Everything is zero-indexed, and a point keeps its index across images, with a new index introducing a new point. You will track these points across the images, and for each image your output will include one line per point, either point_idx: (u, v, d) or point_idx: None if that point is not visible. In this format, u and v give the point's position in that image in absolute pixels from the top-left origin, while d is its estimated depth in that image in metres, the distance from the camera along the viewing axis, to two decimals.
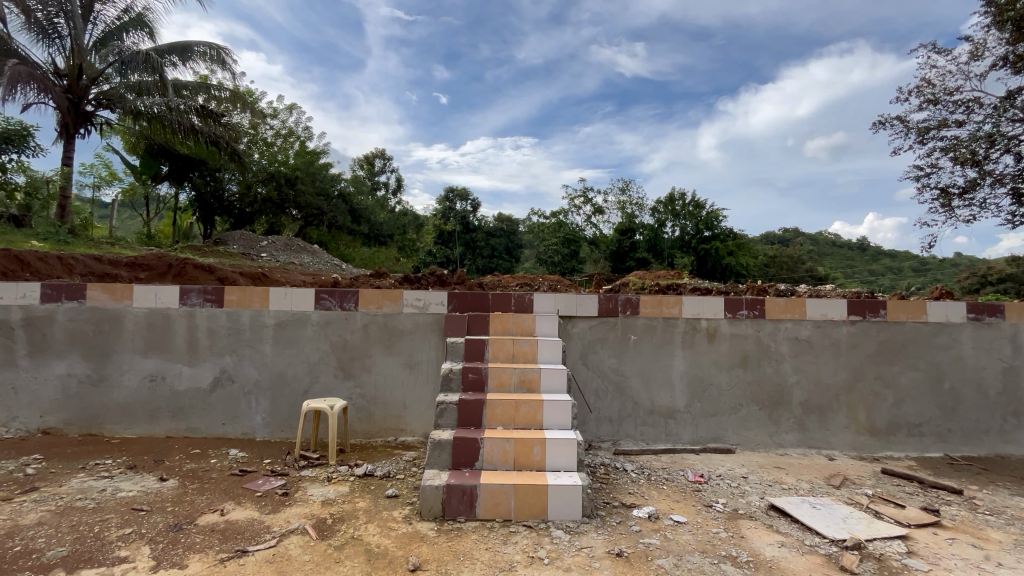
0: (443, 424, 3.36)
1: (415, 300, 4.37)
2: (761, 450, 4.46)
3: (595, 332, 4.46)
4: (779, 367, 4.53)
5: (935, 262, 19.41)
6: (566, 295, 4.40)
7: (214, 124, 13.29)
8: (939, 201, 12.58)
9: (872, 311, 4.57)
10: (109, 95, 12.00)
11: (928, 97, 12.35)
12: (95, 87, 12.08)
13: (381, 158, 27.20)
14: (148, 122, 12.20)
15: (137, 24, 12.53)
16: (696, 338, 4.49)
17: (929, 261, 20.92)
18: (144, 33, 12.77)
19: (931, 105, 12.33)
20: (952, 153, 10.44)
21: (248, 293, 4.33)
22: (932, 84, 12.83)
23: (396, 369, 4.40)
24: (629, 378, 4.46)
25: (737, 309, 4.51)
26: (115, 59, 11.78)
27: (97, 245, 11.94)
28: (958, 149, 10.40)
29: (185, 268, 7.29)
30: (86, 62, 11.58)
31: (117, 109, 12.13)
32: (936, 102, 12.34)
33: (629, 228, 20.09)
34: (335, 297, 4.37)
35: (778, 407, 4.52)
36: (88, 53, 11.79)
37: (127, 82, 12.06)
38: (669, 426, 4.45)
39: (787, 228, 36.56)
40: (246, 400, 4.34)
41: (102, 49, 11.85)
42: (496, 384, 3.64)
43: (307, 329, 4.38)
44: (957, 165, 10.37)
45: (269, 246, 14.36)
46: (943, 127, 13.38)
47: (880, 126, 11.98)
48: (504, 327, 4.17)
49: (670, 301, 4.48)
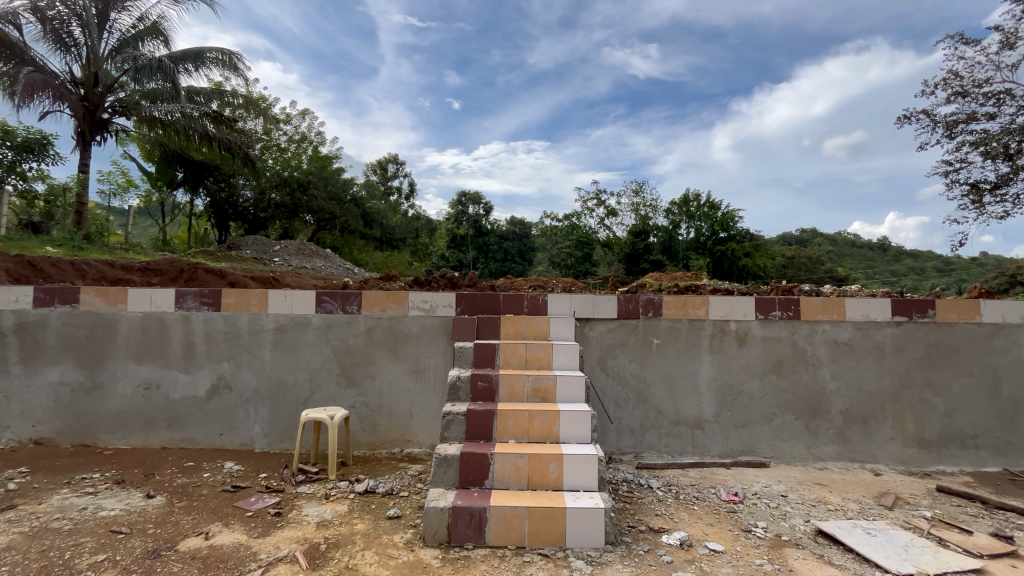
0: (450, 437, 3.07)
1: (422, 302, 4.11)
2: (798, 464, 4.09)
3: (615, 336, 4.14)
4: (816, 373, 4.16)
5: (961, 262, 18.64)
6: (583, 295, 4.09)
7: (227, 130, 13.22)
8: (970, 197, 11.97)
9: (919, 311, 4.18)
10: (125, 102, 12.03)
11: (955, 89, 11.77)
12: (111, 95, 12.10)
13: (394, 163, 27.19)
14: (163, 128, 12.21)
15: (152, 32, 12.58)
16: (725, 341, 4.14)
17: (955, 261, 20.11)
18: (160, 41, 12.81)
19: (959, 98, 11.74)
20: (982, 148, 9.93)
21: (246, 296, 4.11)
22: (959, 77, 12.26)
23: (401, 376, 4.13)
24: (651, 385, 4.12)
25: (769, 310, 4.15)
26: (129, 66, 11.79)
27: (111, 251, 11.94)
28: (987, 144, 9.89)
29: (195, 272, 7.17)
30: (101, 70, 11.63)
31: (132, 116, 12.15)
32: (965, 95, 11.75)
33: (642, 230, 19.70)
34: (337, 299, 4.12)
35: (816, 417, 4.15)
36: (103, 62, 11.84)
37: (143, 90, 12.07)
38: (696, 437, 4.10)
39: (805, 229, 35.67)
40: (244, 408, 4.10)
41: (117, 57, 11.89)
42: (507, 393, 3.34)
43: (308, 333, 4.13)
44: (988, 160, 9.85)
45: (281, 251, 14.27)
46: (972, 121, 12.77)
47: (904, 119, 11.46)
48: (516, 331, 3.88)
49: (696, 302, 4.14)
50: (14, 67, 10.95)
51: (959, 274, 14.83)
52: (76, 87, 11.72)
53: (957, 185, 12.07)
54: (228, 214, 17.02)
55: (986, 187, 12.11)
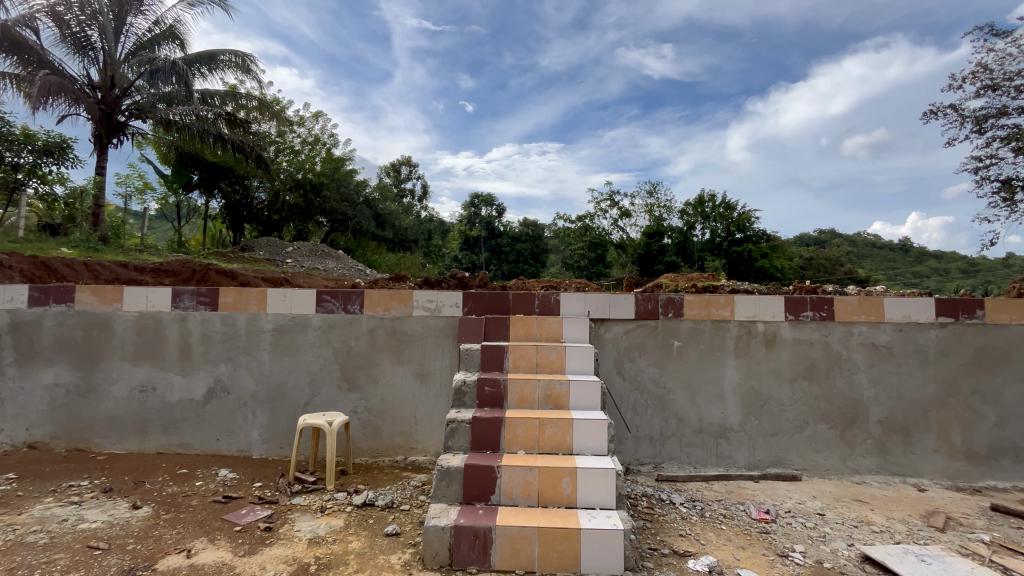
0: (454, 447, 2.83)
1: (427, 301, 3.89)
2: (833, 477, 3.77)
3: (633, 338, 3.87)
4: (852, 379, 3.84)
5: (987, 263, 17.93)
6: (598, 294, 3.83)
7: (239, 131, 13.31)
8: (1001, 195, 11.44)
9: (966, 311, 3.83)
10: (141, 106, 12.05)
11: (985, 82, 11.21)
12: (128, 99, 12.10)
13: (407, 165, 27.17)
14: (178, 131, 12.22)
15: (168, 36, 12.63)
16: (752, 343, 3.85)
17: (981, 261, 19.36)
18: (176, 45, 12.88)
19: (990, 91, 11.18)
20: (1014, 143, 9.46)
21: (244, 295, 3.94)
22: (989, 69, 11.73)
23: (406, 379, 3.91)
24: (672, 391, 3.84)
25: (800, 310, 3.84)
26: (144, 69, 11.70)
27: (127, 252, 11.99)
28: (1019, 138, 9.40)
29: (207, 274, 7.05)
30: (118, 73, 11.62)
31: (148, 119, 12.14)
32: (996, 88, 11.16)
33: (657, 231, 19.31)
34: (338, 298, 3.93)
35: (852, 426, 3.83)
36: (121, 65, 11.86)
37: (159, 93, 12.04)
38: (720, 447, 3.81)
39: (823, 230, 34.80)
40: (243, 413, 3.93)
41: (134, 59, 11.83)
42: (516, 399, 3.09)
43: (308, 334, 3.94)
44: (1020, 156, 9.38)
45: (294, 252, 14.23)
46: (1003, 114, 12.20)
47: (931, 114, 10.97)
48: (527, 332, 3.63)
49: (720, 301, 3.85)
50: (32, 71, 11.01)
51: (986, 275, 14.23)
52: (94, 90, 11.74)
53: (987, 182, 11.51)
54: (243, 217, 17.07)
55: (1018, 184, 11.53)
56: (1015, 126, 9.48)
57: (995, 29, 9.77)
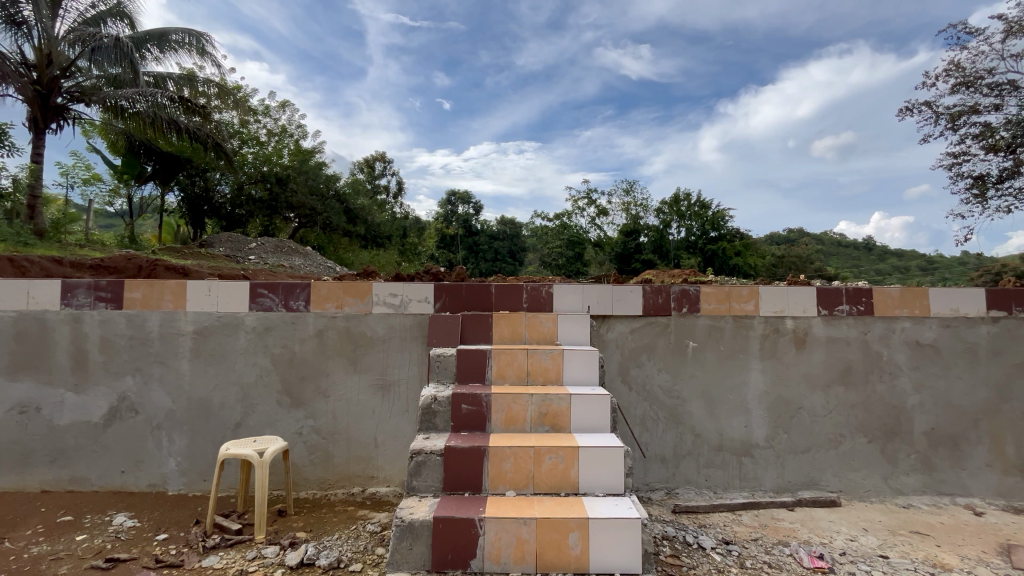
0: (420, 487, 2.12)
1: (390, 296, 3.15)
2: (874, 500, 3.20)
3: (640, 338, 3.22)
4: (894, 384, 3.28)
5: (947, 260, 18.25)
6: (599, 286, 3.17)
7: (196, 117, 11.68)
8: (974, 191, 11.36)
9: (1020, 304, 3.31)
10: (85, 89, 10.67)
11: (958, 80, 10.98)
12: (68, 80, 10.66)
13: (381, 161, 26.11)
14: (129, 119, 10.66)
15: (115, 14, 11.36)
16: (780, 343, 3.24)
17: (942, 259, 19.75)
18: (125, 25, 11.56)
19: (964, 89, 10.96)
20: (984, 140, 9.28)
21: (158, 289, 3.12)
22: (963, 67, 11.64)
23: (363, 392, 3.16)
24: (687, 402, 3.21)
25: (835, 304, 3.26)
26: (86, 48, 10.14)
27: (66, 248, 10.76)
28: (991, 135, 9.15)
29: (152, 270, 5.93)
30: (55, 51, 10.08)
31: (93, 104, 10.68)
32: (970, 85, 10.90)
33: (633, 229, 18.88)
34: (277, 293, 3.15)
35: (894, 439, 3.27)
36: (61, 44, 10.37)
37: (104, 74, 10.47)
38: (744, 467, 3.20)
39: (793, 229, 35.23)
40: (155, 438, 3.12)
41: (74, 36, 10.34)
42: (503, 420, 2.39)
43: (240, 338, 3.15)
44: (991, 154, 9.23)
45: (257, 248, 13.16)
46: (976, 112, 12.14)
47: (907, 110, 10.72)
48: (513, 333, 2.94)
49: (742, 294, 3.23)
50: None
51: (949, 271, 14.32)
52: (28, 69, 10.16)
53: (961, 179, 11.39)
54: (204, 212, 15.77)
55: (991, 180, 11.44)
56: (987, 123, 9.27)
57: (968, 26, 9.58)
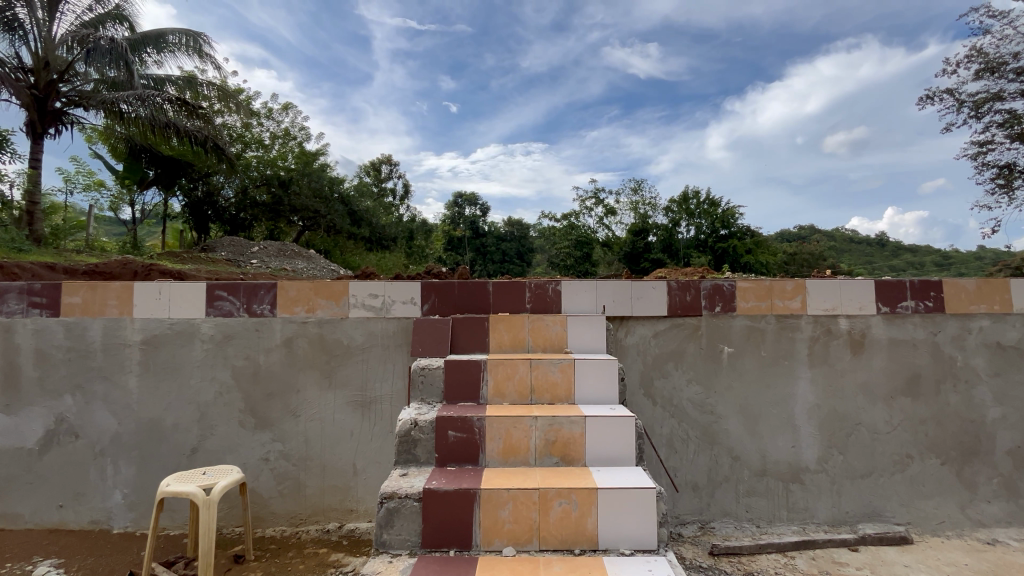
0: (392, 543, 1.65)
1: (370, 297, 2.68)
2: (949, 533, 2.68)
3: (665, 343, 2.72)
4: (971, 395, 2.74)
5: (962, 254, 17.53)
6: (615, 283, 2.68)
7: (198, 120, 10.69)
8: (1001, 181, 10.63)
9: None
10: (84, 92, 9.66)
11: (980, 65, 10.28)
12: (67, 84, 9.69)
13: (388, 164, 25.77)
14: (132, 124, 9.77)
15: (116, 17, 10.30)
16: (832, 346, 2.72)
17: (958, 253, 18.98)
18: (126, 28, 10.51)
19: (988, 75, 10.22)
20: (1010, 127, 8.63)
21: (100, 293, 2.67)
22: (986, 52, 10.93)
23: (339, 410, 2.69)
24: (723, 418, 2.70)
25: (898, 300, 2.73)
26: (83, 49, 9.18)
27: (62, 254, 10.38)
28: (1017, 124, 8.50)
29: (146, 274, 5.58)
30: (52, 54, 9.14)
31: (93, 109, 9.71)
32: (994, 71, 10.18)
33: (642, 229, 18.25)
34: (238, 296, 2.70)
35: (972, 460, 2.73)
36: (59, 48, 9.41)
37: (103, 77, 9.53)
38: (793, 496, 2.68)
39: (804, 226, 34.39)
40: (99, 466, 2.67)
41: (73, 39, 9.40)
42: (500, 450, 1.91)
43: (196, 349, 2.70)
44: (1016, 142, 8.60)
45: (259, 253, 12.73)
46: (1003, 98, 11.39)
47: (930, 98, 10.06)
48: (514, 340, 2.46)
49: (786, 289, 2.72)
50: None
51: (965, 267, 13.72)
52: (25, 74, 9.24)
53: (986, 169, 10.71)
54: (208, 216, 15.30)
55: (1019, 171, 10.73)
56: (1011, 111, 8.62)
57: (989, 8, 9.01)
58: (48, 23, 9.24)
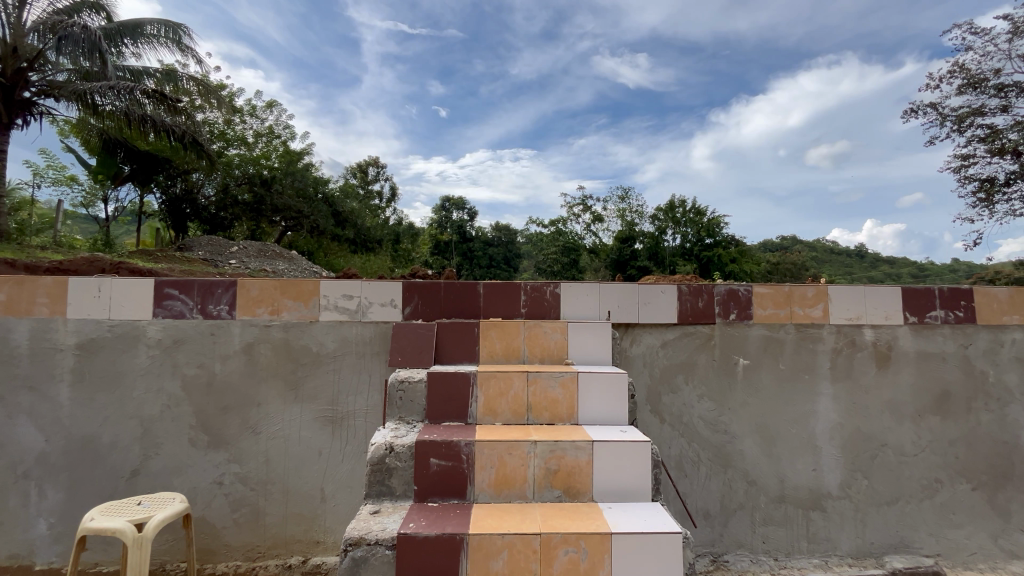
0: None
1: (343, 298, 2.36)
2: (981, 566, 2.44)
3: (674, 354, 2.45)
4: (1004, 414, 2.51)
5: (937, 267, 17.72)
6: (620, 286, 2.40)
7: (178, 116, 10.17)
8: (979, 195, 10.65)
9: None
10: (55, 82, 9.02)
11: (964, 80, 10.33)
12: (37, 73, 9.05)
13: (375, 167, 25.31)
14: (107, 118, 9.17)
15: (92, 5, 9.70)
16: (856, 359, 2.48)
17: (935, 266, 19.22)
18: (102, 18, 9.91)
19: (971, 91, 10.26)
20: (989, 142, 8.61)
21: (27, 289, 2.31)
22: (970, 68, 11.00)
23: (305, 427, 2.36)
24: (739, 438, 2.43)
25: (927, 309, 2.50)
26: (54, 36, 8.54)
27: (24, 250, 9.77)
28: (996, 139, 8.48)
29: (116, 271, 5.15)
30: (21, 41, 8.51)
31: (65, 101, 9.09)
32: (976, 87, 10.25)
33: (629, 236, 18.04)
34: (191, 295, 2.35)
35: (1004, 485, 2.50)
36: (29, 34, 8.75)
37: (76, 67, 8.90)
38: (813, 526, 2.42)
39: (786, 237, 34.77)
40: (21, 491, 2.29)
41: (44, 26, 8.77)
42: (493, 483, 1.60)
43: (140, 355, 2.34)
44: (998, 156, 8.59)
45: (237, 252, 12.23)
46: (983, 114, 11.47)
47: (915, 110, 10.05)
48: (508, 349, 2.16)
49: (806, 297, 2.47)
50: None
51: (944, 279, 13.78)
52: None
53: (968, 183, 10.76)
54: (185, 215, 14.65)
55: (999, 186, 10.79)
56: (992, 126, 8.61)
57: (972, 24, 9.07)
58: (18, 9, 8.61)
